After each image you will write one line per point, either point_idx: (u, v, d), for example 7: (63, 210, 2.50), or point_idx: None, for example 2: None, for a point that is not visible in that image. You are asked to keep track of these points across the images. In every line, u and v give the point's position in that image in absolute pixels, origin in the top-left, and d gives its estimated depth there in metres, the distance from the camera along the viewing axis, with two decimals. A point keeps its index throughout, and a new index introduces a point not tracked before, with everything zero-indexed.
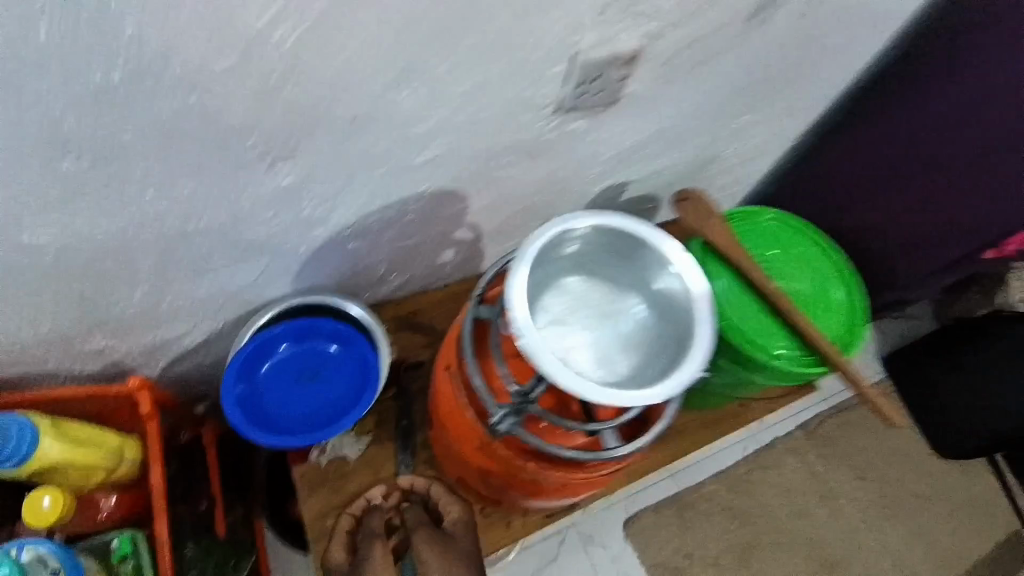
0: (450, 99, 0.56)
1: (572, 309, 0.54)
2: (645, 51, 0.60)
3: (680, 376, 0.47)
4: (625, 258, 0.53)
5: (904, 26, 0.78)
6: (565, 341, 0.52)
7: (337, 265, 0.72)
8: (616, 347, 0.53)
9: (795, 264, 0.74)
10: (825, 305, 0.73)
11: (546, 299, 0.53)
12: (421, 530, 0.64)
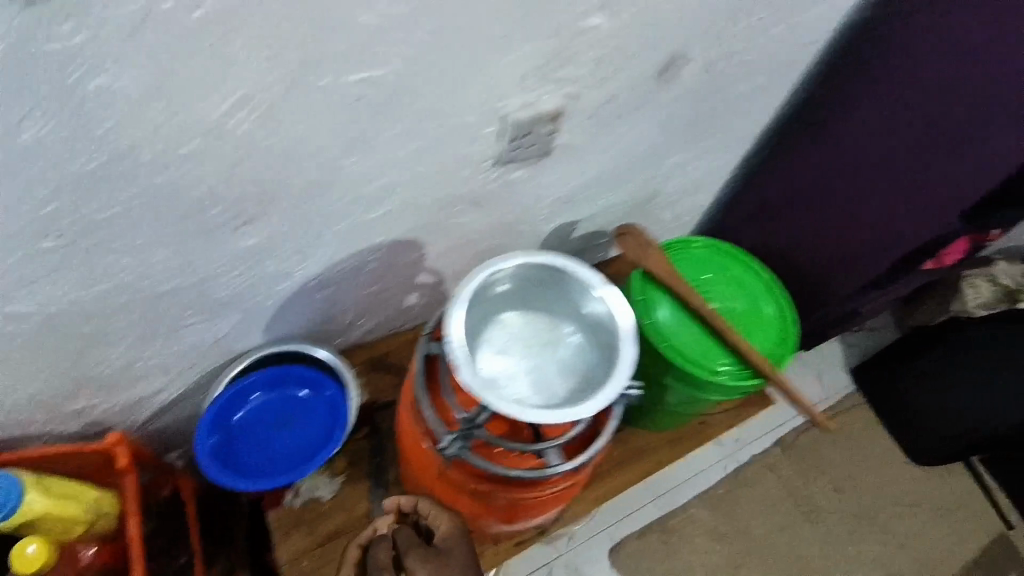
0: (396, 161, 0.63)
1: (512, 342, 0.59)
2: (567, 109, 0.68)
3: (606, 392, 0.52)
4: (558, 289, 0.58)
5: (806, 70, 0.88)
6: (505, 372, 0.58)
7: (306, 315, 0.78)
8: (556, 371, 0.58)
9: (727, 287, 0.81)
10: (759, 322, 0.79)
11: (490, 333, 0.59)
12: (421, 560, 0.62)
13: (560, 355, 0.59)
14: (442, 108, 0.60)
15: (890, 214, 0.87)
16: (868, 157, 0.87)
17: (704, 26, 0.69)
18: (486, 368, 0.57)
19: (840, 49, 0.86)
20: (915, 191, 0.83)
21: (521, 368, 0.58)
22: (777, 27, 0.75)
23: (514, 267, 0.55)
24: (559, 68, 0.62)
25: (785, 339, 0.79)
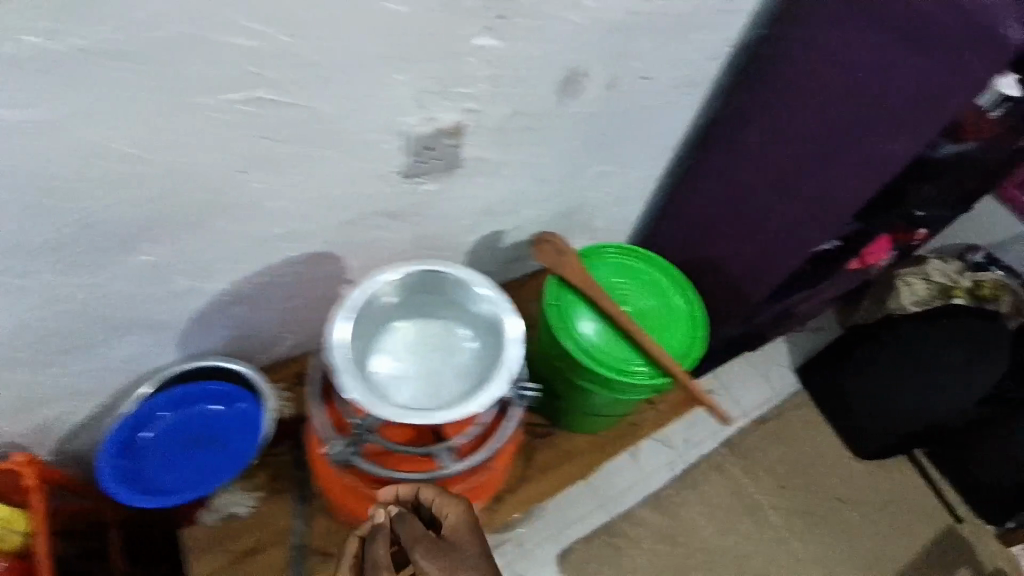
0: (298, 179, 0.65)
1: (407, 351, 0.61)
2: (468, 123, 0.70)
3: (489, 393, 0.55)
4: (451, 296, 0.61)
5: (715, 81, 0.91)
6: (400, 381, 0.59)
7: (225, 331, 0.78)
8: (451, 373, 0.60)
9: (642, 290, 0.84)
10: (672, 321, 0.83)
11: (387, 339, 0.61)
12: (422, 554, 0.54)
13: (454, 360, 0.61)
14: (339, 127, 0.62)
15: (791, 218, 0.90)
16: (763, 165, 0.91)
17: (600, 44, 0.72)
18: (380, 377, 0.59)
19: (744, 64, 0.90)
20: (807, 196, 0.87)
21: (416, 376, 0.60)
22: (675, 45, 0.79)
23: (399, 277, 0.58)
24: (455, 87, 0.64)
25: (696, 337, 0.82)
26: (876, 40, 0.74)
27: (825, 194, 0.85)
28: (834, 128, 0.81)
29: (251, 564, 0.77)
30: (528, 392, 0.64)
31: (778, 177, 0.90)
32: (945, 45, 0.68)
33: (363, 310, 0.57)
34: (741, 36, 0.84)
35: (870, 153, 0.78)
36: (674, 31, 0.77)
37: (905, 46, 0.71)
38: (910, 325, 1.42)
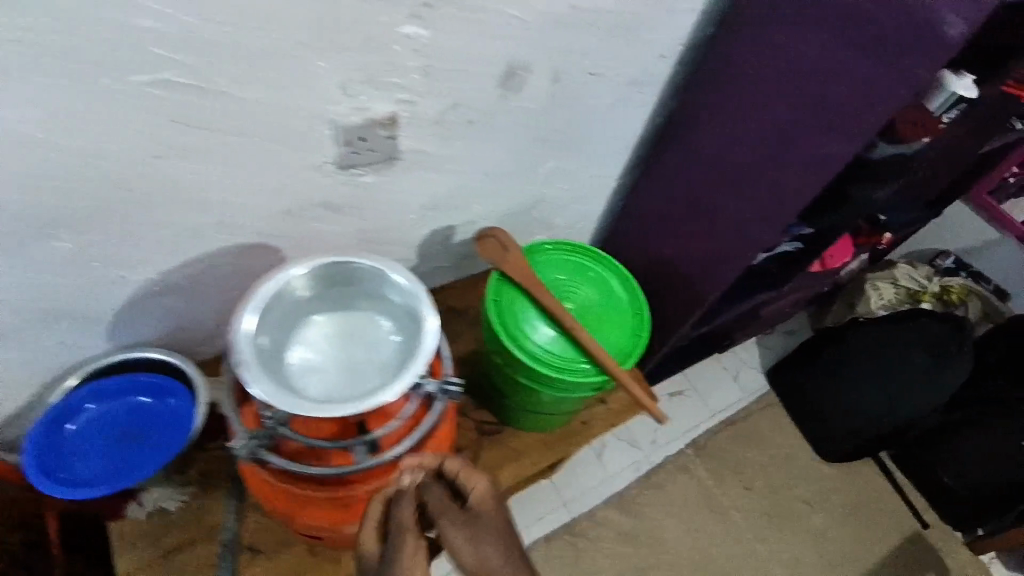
0: (225, 167, 0.64)
1: (323, 346, 0.60)
2: (403, 115, 0.69)
3: (401, 383, 0.54)
4: (371, 288, 0.60)
5: (667, 80, 0.91)
6: (312, 376, 0.58)
7: (163, 321, 0.78)
8: (369, 366, 0.59)
9: (587, 289, 0.84)
10: (616, 320, 0.83)
11: (305, 332, 0.60)
12: (452, 523, 0.54)
13: (370, 354, 0.59)
14: (264, 115, 0.61)
15: (738, 220, 0.90)
16: (710, 165, 0.91)
17: (540, 38, 0.71)
18: (292, 373, 0.57)
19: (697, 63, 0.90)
20: (751, 198, 0.87)
21: (330, 371, 0.58)
22: (621, 42, 0.79)
23: (312, 269, 0.57)
24: (385, 76, 0.63)
25: (637, 336, 0.82)
26: (812, 39, 0.72)
27: (768, 197, 0.84)
28: (773, 129, 0.80)
29: (175, 561, 0.76)
30: (454, 389, 0.63)
31: (724, 178, 0.89)
32: (874, 46, 0.66)
33: (273, 302, 0.56)
34: (692, 36, 0.84)
35: (809, 155, 0.77)
36: (619, 27, 0.76)
37: (838, 46, 0.70)
38: (875, 330, 1.44)
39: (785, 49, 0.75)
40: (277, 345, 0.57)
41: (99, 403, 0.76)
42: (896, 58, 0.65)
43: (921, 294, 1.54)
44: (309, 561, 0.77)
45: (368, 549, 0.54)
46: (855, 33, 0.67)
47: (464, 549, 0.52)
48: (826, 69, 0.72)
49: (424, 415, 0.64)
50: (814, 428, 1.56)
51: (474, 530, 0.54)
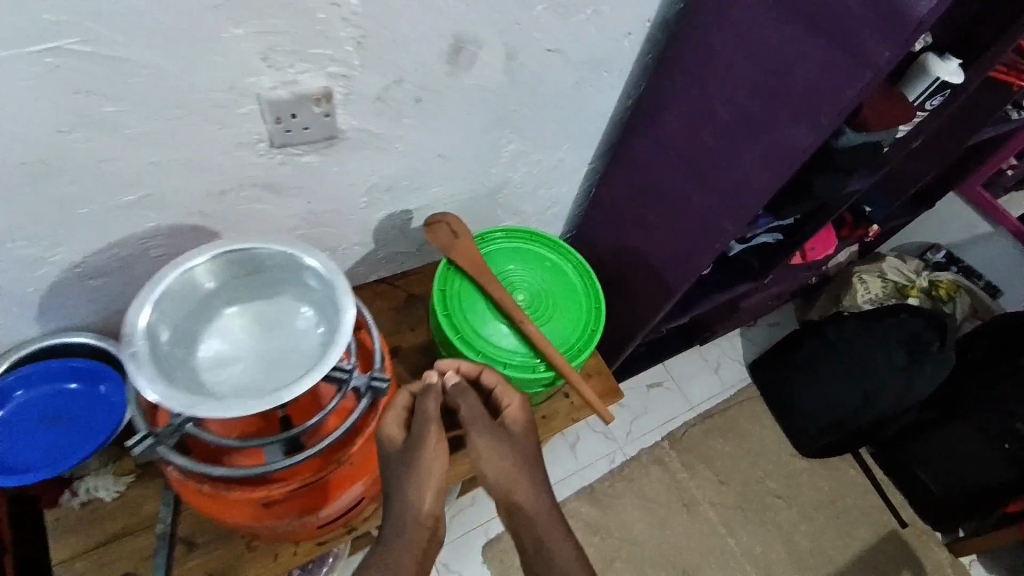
0: (143, 141, 0.60)
1: (235, 341, 0.57)
2: (338, 91, 0.64)
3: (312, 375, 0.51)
4: (291, 277, 0.57)
5: (634, 60, 0.86)
6: (225, 370, 0.55)
7: (97, 305, 0.74)
8: (287, 360, 0.56)
9: (541, 281, 0.81)
10: (569, 313, 0.80)
11: (220, 325, 0.57)
12: (488, 432, 0.63)
13: (287, 346, 0.56)
14: (182, 88, 0.57)
15: (706, 211, 0.87)
16: (677, 154, 0.88)
17: (489, 10, 0.66)
18: (202, 367, 0.54)
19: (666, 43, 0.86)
20: (719, 190, 0.84)
21: (242, 367, 0.55)
22: (581, 17, 0.75)
23: (215, 260, 0.54)
24: (312, 46, 0.59)
25: (591, 330, 0.80)
26: (772, 23, 0.69)
27: (736, 190, 0.82)
28: (738, 116, 0.77)
29: (110, 554, 0.74)
30: (383, 379, 0.61)
31: (690, 167, 0.87)
32: (832, 34, 0.64)
33: (172, 298, 0.52)
34: (658, 13, 0.80)
35: (770, 148, 0.74)
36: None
37: (797, 32, 0.66)
38: (852, 324, 1.42)
39: (745, 34, 0.72)
40: (181, 344, 0.54)
41: (25, 390, 0.73)
42: (855, 48, 0.62)
43: (910, 288, 1.48)
44: (246, 555, 0.75)
45: (392, 431, 0.61)
46: (814, 19, 0.64)
47: (494, 458, 0.62)
48: (786, 57, 0.68)
49: (352, 409, 0.61)
50: (793, 422, 1.53)
51: (504, 444, 0.62)
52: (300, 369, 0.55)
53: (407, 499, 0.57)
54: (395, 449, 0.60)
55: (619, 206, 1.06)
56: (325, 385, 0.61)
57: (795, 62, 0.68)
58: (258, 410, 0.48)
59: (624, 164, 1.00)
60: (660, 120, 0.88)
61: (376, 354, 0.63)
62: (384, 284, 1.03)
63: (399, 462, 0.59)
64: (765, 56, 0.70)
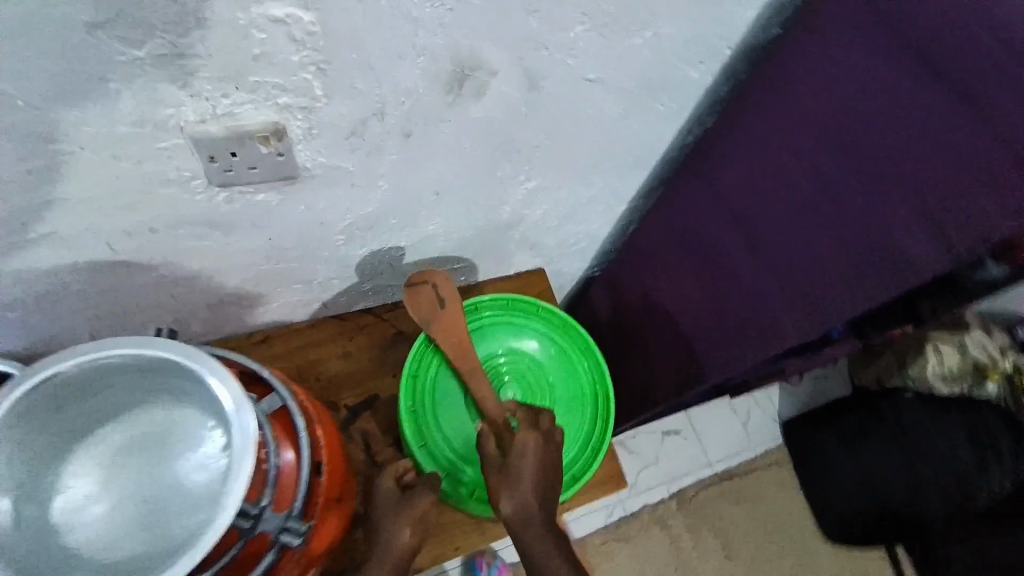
0: (31, 179, 0.45)
1: (115, 461, 0.46)
2: (297, 125, 0.49)
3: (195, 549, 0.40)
4: (185, 385, 0.45)
5: (700, 95, 0.67)
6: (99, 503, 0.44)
7: (11, 338, 0.62)
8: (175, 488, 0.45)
9: (536, 375, 0.76)
10: (566, 415, 0.76)
11: (100, 435, 0.46)
12: (496, 467, 0.62)
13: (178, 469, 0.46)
14: (73, 121, 0.42)
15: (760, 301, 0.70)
16: (732, 218, 0.71)
17: (506, 29, 0.49)
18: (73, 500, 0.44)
19: (745, 74, 0.67)
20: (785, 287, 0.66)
21: (123, 499, 0.45)
22: (637, 40, 0.57)
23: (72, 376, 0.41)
24: (249, 72, 0.43)
25: (594, 431, 0.75)
26: (883, 83, 0.53)
27: (794, 277, 0.64)
28: (814, 191, 0.61)
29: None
30: (297, 530, 0.49)
31: (752, 245, 0.69)
32: (971, 121, 0.48)
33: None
34: (742, 37, 0.61)
35: (864, 241, 0.57)
36: (631, 16, 0.54)
37: (922, 89, 0.51)
38: (920, 410, 1.22)
39: (848, 83, 0.55)
40: (30, 501, 0.42)
41: None
42: (1002, 140, 0.47)
43: (993, 368, 1.22)
44: None
45: (388, 482, 0.65)
46: (953, 97, 0.49)
47: (499, 495, 0.60)
48: (902, 134, 0.52)
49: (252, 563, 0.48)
50: (823, 496, 1.35)
51: (508, 481, 0.60)
52: (194, 502, 0.44)
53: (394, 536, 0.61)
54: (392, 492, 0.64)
55: (653, 261, 0.88)
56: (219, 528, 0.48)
57: (921, 154, 0.51)
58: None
59: (665, 215, 0.82)
60: (718, 177, 0.71)
61: (299, 487, 0.51)
62: (369, 315, 0.86)
63: (391, 506, 0.63)
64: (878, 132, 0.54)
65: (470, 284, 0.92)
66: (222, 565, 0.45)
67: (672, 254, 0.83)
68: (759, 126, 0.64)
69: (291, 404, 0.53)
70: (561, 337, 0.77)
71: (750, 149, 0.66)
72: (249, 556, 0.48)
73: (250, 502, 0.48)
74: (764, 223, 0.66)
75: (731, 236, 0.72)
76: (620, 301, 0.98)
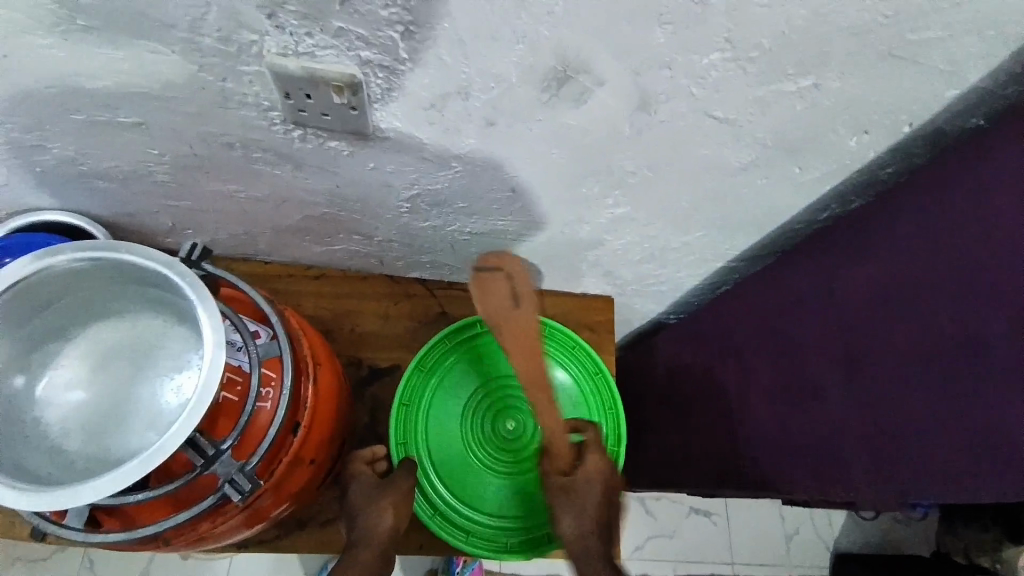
0: (126, 68, 0.47)
1: (103, 356, 0.49)
2: (373, 82, 0.46)
3: (126, 470, 0.41)
4: (185, 308, 0.48)
5: (847, 161, 0.55)
6: (77, 390, 0.48)
7: (103, 204, 0.68)
8: (144, 401, 0.48)
9: (546, 417, 0.70)
10: None
11: (105, 329, 0.50)
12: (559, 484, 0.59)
13: (151, 385, 0.48)
14: (163, 22, 0.42)
15: (819, 385, 0.58)
16: (807, 288, 0.61)
17: (619, 33, 0.41)
18: (58, 382, 0.48)
19: (908, 149, 0.54)
20: (844, 364, 0.56)
21: (98, 395, 0.48)
22: (786, 87, 0.47)
23: (92, 265, 0.46)
24: (333, 16, 0.40)
25: None
26: (977, 170, 0.50)
27: (882, 401, 0.52)
28: (919, 294, 0.51)
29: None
30: (240, 486, 0.49)
31: (840, 361, 0.56)
32: None
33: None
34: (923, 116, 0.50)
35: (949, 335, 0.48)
36: (783, 58, 0.44)
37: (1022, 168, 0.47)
38: None
39: (950, 182, 0.51)
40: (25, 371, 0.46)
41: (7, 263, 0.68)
42: None
43: None
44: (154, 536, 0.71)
45: (361, 466, 0.63)
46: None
47: (561, 517, 0.58)
48: (988, 199, 0.49)
49: (202, 499, 0.49)
50: None
51: (571, 506, 0.58)
52: (147, 422, 0.47)
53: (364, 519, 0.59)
54: (366, 477, 0.62)
55: (714, 332, 0.76)
56: (178, 451, 0.48)
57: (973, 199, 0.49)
58: (67, 493, 0.41)
59: (743, 291, 0.72)
60: (840, 275, 0.58)
61: (263, 441, 0.51)
62: (419, 285, 0.83)
63: (365, 489, 0.61)
64: (943, 182, 0.51)
65: None
66: (166, 490, 0.46)
67: (738, 335, 0.71)
68: (902, 230, 0.54)
69: (285, 354, 0.53)
70: (590, 379, 0.71)
71: (889, 251, 0.54)
72: (198, 489, 0.50)
73: (208, 442, 0.48)
74: (863, 339, 0.54)
75: (813, 343, 0.59)
76: (657, 363, 0.87)
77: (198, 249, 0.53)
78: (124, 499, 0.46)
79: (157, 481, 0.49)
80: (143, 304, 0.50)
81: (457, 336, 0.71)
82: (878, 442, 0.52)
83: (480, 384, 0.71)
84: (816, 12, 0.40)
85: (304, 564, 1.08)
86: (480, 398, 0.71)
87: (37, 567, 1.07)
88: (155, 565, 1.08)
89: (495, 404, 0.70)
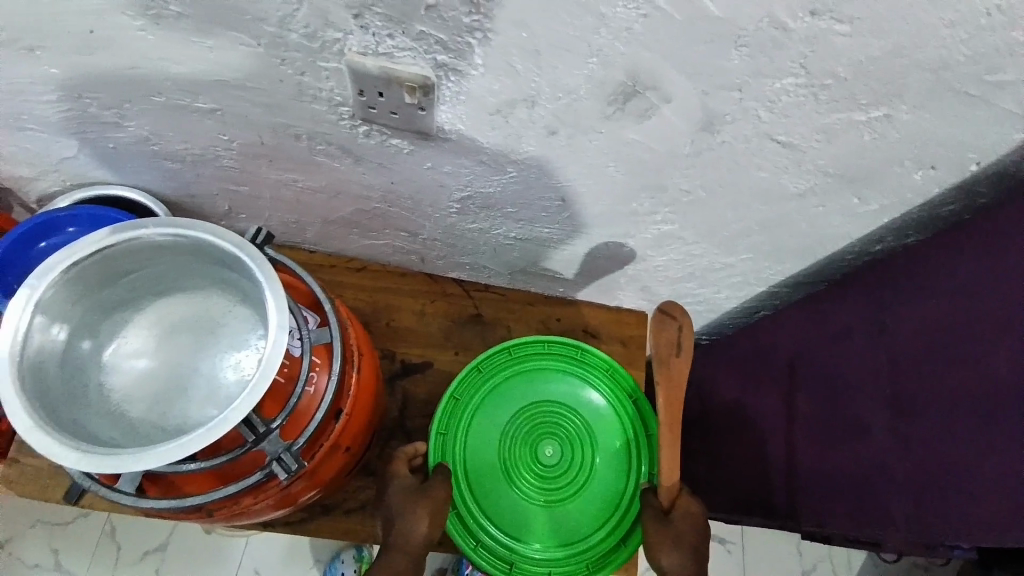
0: (211, 55, 0.49)
1: (169, 329, 0.53)
2: (444, 84, 0.48)
3: (184, 441, 0.42)
4: (251, 289, 0.51)
5: (907, 194, 0.55)
6: (140, 359, 0.51)
7: (168, 183, 0.71)
8: (205, 375, 0.51)
9: (582, 440, 0.70)
10: (596, 490, 0.69)
11: (173, 304, 0.53)
12: (656, 529, 0.59)
13: (213, 360, 0.51)
14: (257, 17, 0.44)
15: (862, 420, 0.57)
16: (857, 318, 0.60)
17: (693, 53, 0.42)
18: (124, 350, 0.51)
19: (972, 188, 0.54)
20: (894, 401, 0.54)
21: (162, 364, 0.51)
22: (856, 116, 0.46)
23: (168, 241, 0.48)
24: (417, 20, 0.42)
25: (619, 509, 0.68)
26: None
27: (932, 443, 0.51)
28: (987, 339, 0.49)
29: (19, 471, 0.72)
30: (287, 465, 0.51)
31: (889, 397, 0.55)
32: None
33: (63, 291, 0.47)
34: (989, 156, 0.50)
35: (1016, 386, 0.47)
36: (855, 88, 0.44)
37: None
38: None
39: None
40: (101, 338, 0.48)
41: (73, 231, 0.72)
42: None
43: None
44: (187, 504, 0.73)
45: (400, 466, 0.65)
46: None
47: (659, 547, 0.58)
48: None
49: (246, 479, 0.51)
50: None
51: (669, 538, 0.58)
52: (206, 395, 0.50)
53: (403, 530, 0.61)
54: (404, 483, 0.64)
55: (747, 355, 0.74)
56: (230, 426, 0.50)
57: None
58: (125, 460, 0.42)
59: (784, 317, 0.71)
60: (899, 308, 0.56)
61: (309, 425, 0.53)
62: (458, 286, 0.84)
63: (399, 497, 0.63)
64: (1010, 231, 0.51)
65: (565, 297, 0.84)
66: (217, 462, 0.48)
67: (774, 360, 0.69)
68: (969, 266, 0.52)
69: (334, 343, 0.54)
70: (624, 395, 0.71)
71: (952, 288, 0.53)
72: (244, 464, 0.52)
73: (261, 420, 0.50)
74: (916, 377, 0.53)
75: (862, 374, 0.58)
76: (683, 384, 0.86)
77: (263, 234, 0.55)
78: (178, 467, 0.48)
79: (206, 454, 0.50)
80: (210, 283, 0.53)
81: (521, 349, 0.73)
82: (918, 483, 0.51)
83: (529, 399, 0.71)
84: (895, 46, 0.40)
85: (316, 552, 1.10)
86: (528, 411, 0.71)
87: (60, 530, 1.11)
88: (174, 538, 1.11)
89: (540, 421, 0.70)
